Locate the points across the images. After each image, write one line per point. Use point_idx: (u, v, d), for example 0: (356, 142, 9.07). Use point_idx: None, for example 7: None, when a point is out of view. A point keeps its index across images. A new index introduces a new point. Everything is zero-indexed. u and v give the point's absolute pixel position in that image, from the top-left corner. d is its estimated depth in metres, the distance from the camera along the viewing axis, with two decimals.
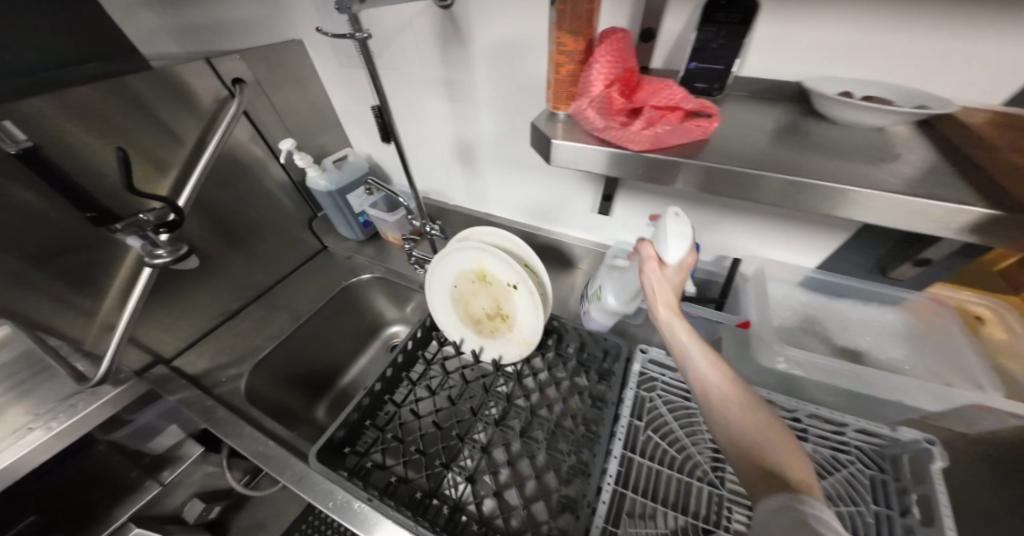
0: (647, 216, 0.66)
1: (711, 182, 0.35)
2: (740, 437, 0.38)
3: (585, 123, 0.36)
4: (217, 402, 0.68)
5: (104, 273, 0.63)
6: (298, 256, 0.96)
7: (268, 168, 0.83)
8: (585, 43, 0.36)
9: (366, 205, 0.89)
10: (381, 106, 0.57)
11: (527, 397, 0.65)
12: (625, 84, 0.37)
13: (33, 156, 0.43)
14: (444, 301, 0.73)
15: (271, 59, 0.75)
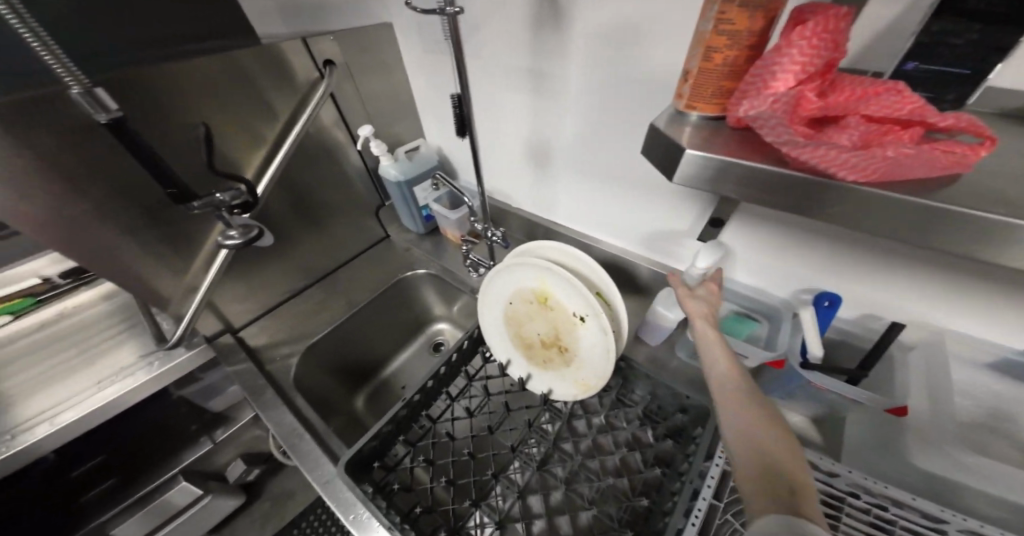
0: (763, 251, 0.52)
1: (929, 230, 0.23)
2: (747, 440, 0.36)
3: (760, 133, 0.25)
4: (267, 382, 0.68)
5: (191, 241, 0.65)
6: (362, 242, 0.96)
7: (344, 152, 0.82)
8: (762, 19, 0.26)
9: (430, 199, 0.89)
10: (463, 95, 0.51)
11: (576, 443, 0.56)
12: (822, 80, 0.25)
13: (119, 127, 0.42)
14: (495, 317, 0.66)
15: (359, 42, 0.75)
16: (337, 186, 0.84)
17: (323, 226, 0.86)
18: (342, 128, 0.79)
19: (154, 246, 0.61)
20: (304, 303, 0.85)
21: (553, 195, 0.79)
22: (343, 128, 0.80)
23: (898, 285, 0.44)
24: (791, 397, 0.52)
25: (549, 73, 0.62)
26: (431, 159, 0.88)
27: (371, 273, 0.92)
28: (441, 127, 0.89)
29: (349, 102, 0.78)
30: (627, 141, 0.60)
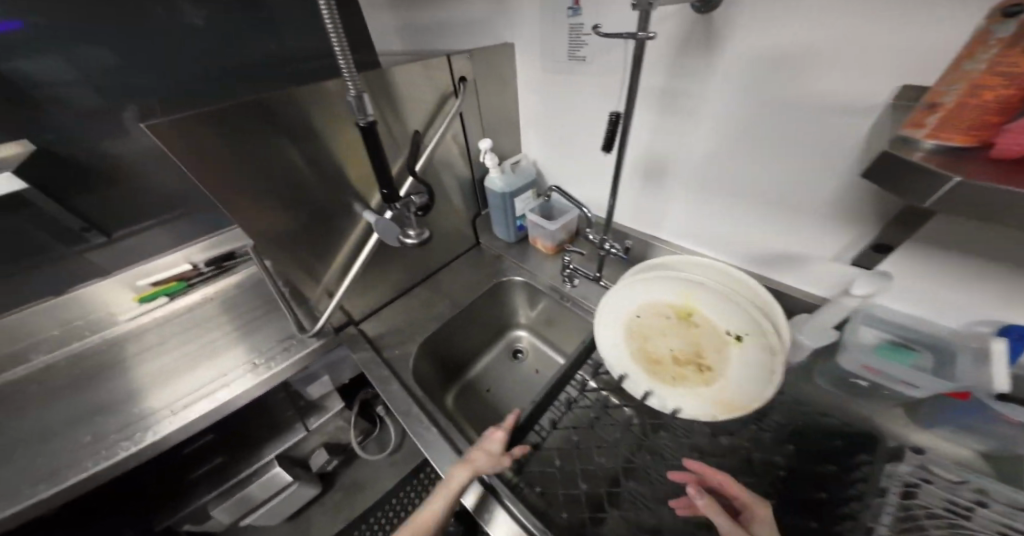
0: (928, 280, 0.52)
1: None
2: None
3: None
4: (390, 374, 0.72)
5: (333, 239, 0.72)
6: (459, 247, 1.00)
7: (457, 162, 0.87)
8: None
9: (528, 209, 0.92)
10: (620, 114, 0.54)
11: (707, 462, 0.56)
12: None
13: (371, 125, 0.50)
14: (617, 328, 0.66)
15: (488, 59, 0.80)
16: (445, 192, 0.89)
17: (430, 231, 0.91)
18: (460, 140, 0.85)
19: (307, 240, 0.68)
20: (409, 302, 0.89)
21: (661, 211, 0.80)
22: (461, 140, 0.85)
23: None
24: (963, 431, 0.51)
25: (686, 93, 0.64)
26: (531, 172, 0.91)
27: (467, 278, 0.95)
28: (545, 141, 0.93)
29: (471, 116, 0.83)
30: (763, 162, 0.61)
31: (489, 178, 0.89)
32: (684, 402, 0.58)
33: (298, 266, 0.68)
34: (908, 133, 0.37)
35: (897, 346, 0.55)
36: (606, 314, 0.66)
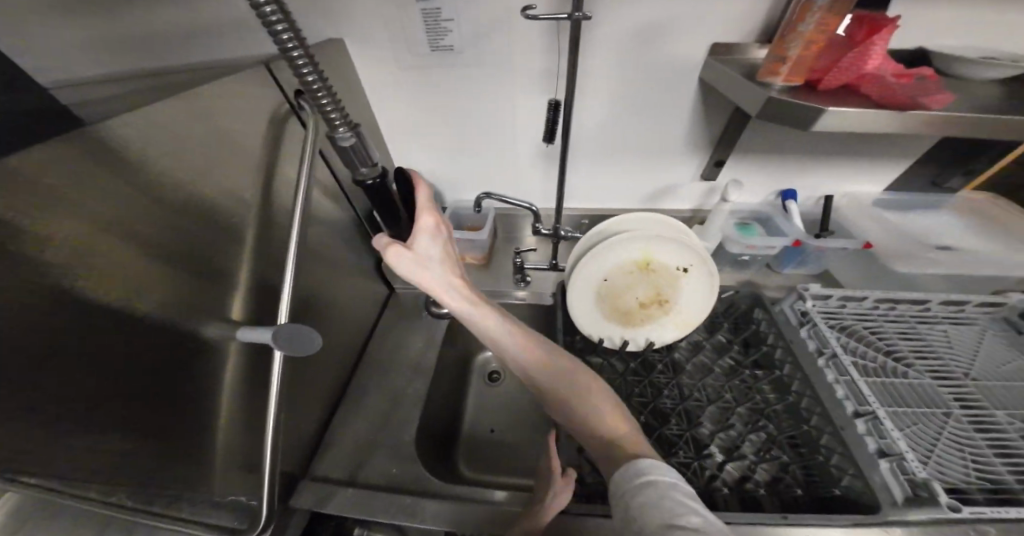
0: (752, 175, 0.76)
1: (947, 126, 0.44)
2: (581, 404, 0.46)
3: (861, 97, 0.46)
4: (413, 495, 0.54)
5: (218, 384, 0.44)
6: (375, 304, 0.80)
7: (330, 206, 0.67)
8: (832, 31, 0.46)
9: (441, 226, 0.81)
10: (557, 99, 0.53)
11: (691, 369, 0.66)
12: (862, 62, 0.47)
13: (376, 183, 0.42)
14: (586, 297, 0.70)
15: (324, 69, 0.63)
16: (329, 249, 0.68)
17: (334, 302, 0.68)
18: (324, 178, 0.65)
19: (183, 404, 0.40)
20: (357, 401, 0.67)
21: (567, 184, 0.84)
22: (326, 176, 0.65)
23: (830, 169, 0.73)
24: (800, 264, 0.77)
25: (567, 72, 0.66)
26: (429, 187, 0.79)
27: (406, 333, 0.78)
28: (422, 150, 0.82)
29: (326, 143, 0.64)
30: (643, 121, 0.71)
31: None
32: (658, 333, 0.71)
33: (186, 455, 0.40)
34: (768, 82, 0.50)
35: (743, 225, 0.77)
36: (573, 300, 0.70)
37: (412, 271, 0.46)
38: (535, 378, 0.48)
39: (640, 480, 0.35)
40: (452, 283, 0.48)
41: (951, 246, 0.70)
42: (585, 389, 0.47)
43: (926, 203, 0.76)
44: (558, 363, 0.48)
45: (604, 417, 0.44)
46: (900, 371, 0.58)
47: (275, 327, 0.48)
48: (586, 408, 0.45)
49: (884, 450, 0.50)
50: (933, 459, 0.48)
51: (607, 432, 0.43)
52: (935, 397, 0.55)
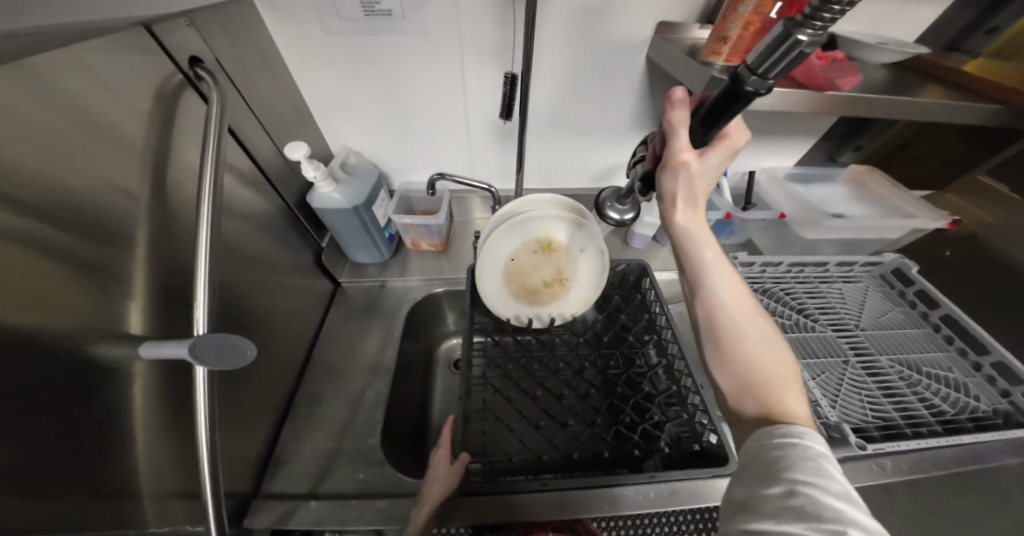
0: None
1: (851, 107, 0.50)
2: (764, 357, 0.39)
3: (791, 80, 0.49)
4: (382, 498, 0.51)
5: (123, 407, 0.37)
6: (321, 301, 0.73)
7: (253, 194, 0.58)
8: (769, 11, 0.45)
9: (389, 212, 0.75)
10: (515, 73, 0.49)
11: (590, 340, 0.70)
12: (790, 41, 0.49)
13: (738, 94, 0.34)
14: (495, 276, 0.69)
15: (229, 30, 0.53)
16: (258, 244, 0.59)
17: (270, 303, 0.60)
18: (242, 163, 0.56)
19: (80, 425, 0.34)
20: (308, 410, 0.61)
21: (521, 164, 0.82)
22: (245, 160, 0.57)
23: (757, 146, 0.80)
24: (730, 236, 0.83)
25: (515, 43, 0.62)
26: (374, 171, 0.72)
27: (358, 330, 0.72)
28: (363, 130, 0.74)
29: (242, 121, 0.55)
30: (592, 98, 0.70)
31: (319, 194, 0.65)
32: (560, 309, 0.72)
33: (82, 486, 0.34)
34: (710, 62, 0.51)
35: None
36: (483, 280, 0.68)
37: (678, 186, 0.43)
38: (721, 323, 0.41)
39: (780, 435, 0.34)
40: (696, 197, 0.43)
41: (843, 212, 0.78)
42: (770, 347, 0.40)
43: (828, 178, 0.85)
44: (741, 316, 0.41)
45: (786, 384, 0.37)
46: (810, 327, 0.67)
47: (192, 340, 0.41)
48: (759, 370, 0.38)
49: (804, 399, 0.57)
50: (839, 403, 0.57)
51: (789, 403, 0.37)
52: (835, 346, 0.64)
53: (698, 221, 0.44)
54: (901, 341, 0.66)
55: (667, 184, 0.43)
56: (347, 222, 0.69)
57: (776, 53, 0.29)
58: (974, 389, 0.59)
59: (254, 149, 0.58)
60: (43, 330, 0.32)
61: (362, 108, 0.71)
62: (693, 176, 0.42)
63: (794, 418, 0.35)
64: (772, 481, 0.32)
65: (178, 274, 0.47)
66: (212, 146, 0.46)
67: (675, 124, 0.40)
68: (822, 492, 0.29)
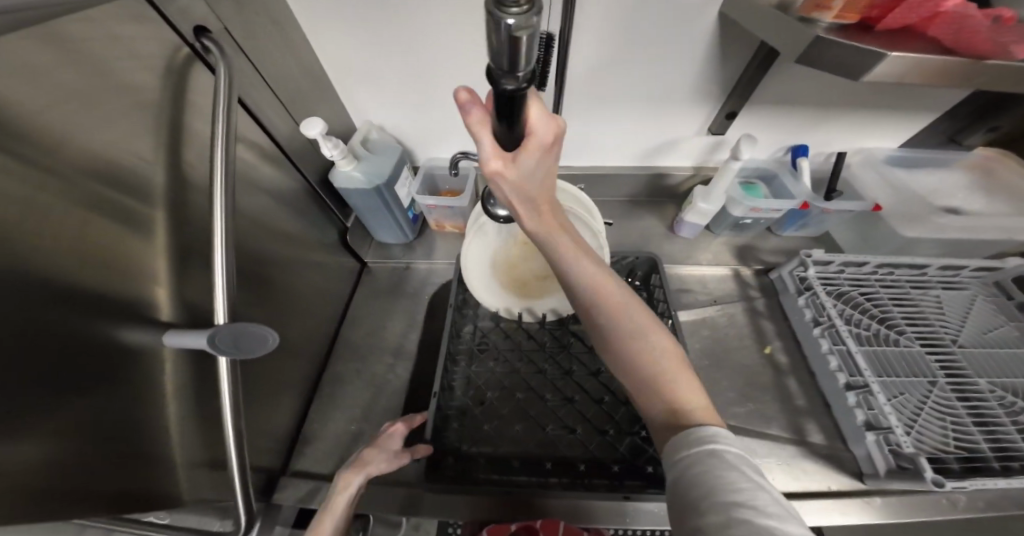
0: (768, 128, 0.66)
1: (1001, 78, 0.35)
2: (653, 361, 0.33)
3: (927, 47, 0.36)
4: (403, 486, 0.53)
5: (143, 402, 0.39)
6: (347, 281, 0.73)
7: (273, 174, 0.56)
8: None
9: (414, 191, 0.70)
10: (552, 33, 0.40)
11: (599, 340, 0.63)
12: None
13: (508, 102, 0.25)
14: (485, 269, 0.65)
15: None
16: (280, 227, 0.58)
17: (295, 286, 0.60)
18: (260, 141, 0.53)
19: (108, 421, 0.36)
20: (334, 390, 0.63)
21: None
22: (263, 137, 0.54)
23: (855, 122, 0.65)
24: (802, 228, 0.71)
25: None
26: (397, 148, 0.67)
27: (383, 312, 0.72)
28: (385, 102, 0.69)
29: (257, 95, 0.52)
30: (647, 63, 0.59)
31: (341, 174, 0.61)
32: (558, 302, 0.65)
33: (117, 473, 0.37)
34: (814, 19, 0.39)
35: (746, 185, 0.70)
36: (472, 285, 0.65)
37: (512, 196, 0.36)
38: (600, 322, 0.36)
39: (697, 444, 0.28)
40: (536, 202, 0.37)
41: (959, 208, 0.63)
42: (654, 337, 0.34)
43: (938, 162, 0.68)
44: (614, 309, 0.35)
45: (672, 376, 0.32)
46: (891, 339, 0.56)
47: (212, 330, 0.41)
48: (651, 361, 0.33)
49: (874, 424, 0.47)
50: (914, 428, 0.47)
51: (692, 400, 0.31)
52: (917, 365, 0.53)
53: (545, 223, 0.38)
54: (1010, 364, 0.53)
55: (506, 195, 0.37)
56: (370, 202, 0.65)
57: (501, 41, 0.19)
58: None
59: (272, 125, 0.55)
60: (68, 332, 0.33)
61: (384, 77, 0.65)
62: (523, 181, 0.34)
63: (690, 410, 0.31)
64: (700, 508, 0.26)
65: (201, 262, 0.46)
66: (223, 127, 0.43)
67: (479, 132, 0.30)
68: (753, 512, 0.24)
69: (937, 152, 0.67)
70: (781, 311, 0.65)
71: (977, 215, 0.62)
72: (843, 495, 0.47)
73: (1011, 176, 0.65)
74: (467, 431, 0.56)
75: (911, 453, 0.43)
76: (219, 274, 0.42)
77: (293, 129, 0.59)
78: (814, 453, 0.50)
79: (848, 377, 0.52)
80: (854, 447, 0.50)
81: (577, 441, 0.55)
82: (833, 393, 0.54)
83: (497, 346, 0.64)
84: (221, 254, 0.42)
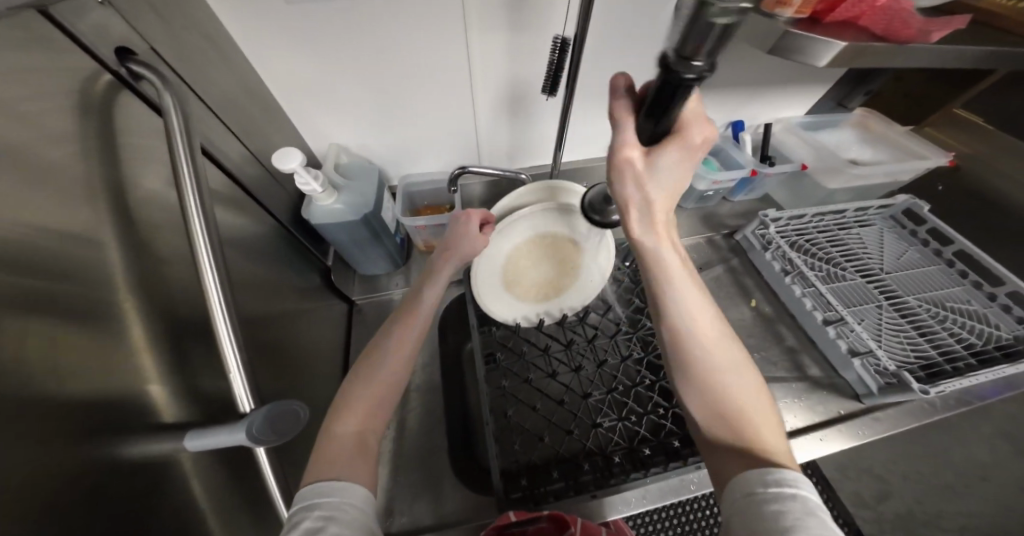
0: (716, 110, 0.74)
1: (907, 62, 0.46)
2: (732, 397, 0.35)
3: (864, 36, 0.44)
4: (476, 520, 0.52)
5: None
6: (338, 324, 0.66)
7: (244, 226, 0.47)
8: None
9: (396, 212, 0.68)
10: (564, 38, 0.43)
11: (619, 326, 0.66)
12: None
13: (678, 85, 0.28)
14: (496, 288, 0.65)
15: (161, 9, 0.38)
16: (266, 285, 0.50)
17: (291, 347, 0.53)
18: (216, 185, 0.43)
19: None
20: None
21: (532, 139, 0.73)
22: (219, 179, 0.44)
23: (778, 98, 0.75)
24: (750, 192, 0.81)
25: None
26: (374, 169, 0.64)
27: None
28: (346, 118, 0.61)
29: (206, 132, 0.43)
30: (616, 61, 0.62)
31: (314, 208, 0.56)
32: (579, 294, 0.66)
33: None
34: (777, 15, 0.44)
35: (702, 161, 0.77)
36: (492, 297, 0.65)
37: (630, 195, 0.36)
38: (687, 349, 0.37)
39: (775, 485, 0.30)
40: (653, 210, 0.37)
41: (855, 159, 0.77)
42: (744, 377, 0.36)
43: (837, 121, 0.81)
44: (710, 342, 0.37)
45: (759, 414, 0.35)
46: (842, 276, 0.73)
47: (246, 420, 0.35)
48: (732, 401, 0.35)
49: (855, 351, 0.62)
50: (885, 346, 0.67)
51: (770, 440, 0.33)
52: (864, 296, 0.72)
53: (657, 239, 0.38)
54: (924, 281, 0.75)
55: (621, 194, 0.37)
56: (355, 234, 0.61)
57: (692, 35, 0.24)
58: (994, 319, 0.69)
59: (228, 167, 0.46)
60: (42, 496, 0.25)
61: (343, 92, 0.57)
62: (648, 182, 0.35)
63: (774, 453, 0.32)
64: None
65: (195, 349, 0.38)
66: (189, 179, 0.34)
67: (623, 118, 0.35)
68: None
69: (829, 115, 0.80)
70: (753, 266, 0.76)
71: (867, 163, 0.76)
72: (849, 417, 0.61)
73: (882, 129, 0.79)
74: (536, 447, 0.57)
75: (895, 370, 0.58)
76: (229, 361, 0.35)
77: (255, 169, 0.51)
78: (812, 385, 0.65)
79: (824, 315, 0.66)
80: (845, 373, 0.64)
81: (631, 429, 0.58)
82: (814, 329, 0.67)
83: (538, 357, 0.64)
84: (225, 339, 0.35)
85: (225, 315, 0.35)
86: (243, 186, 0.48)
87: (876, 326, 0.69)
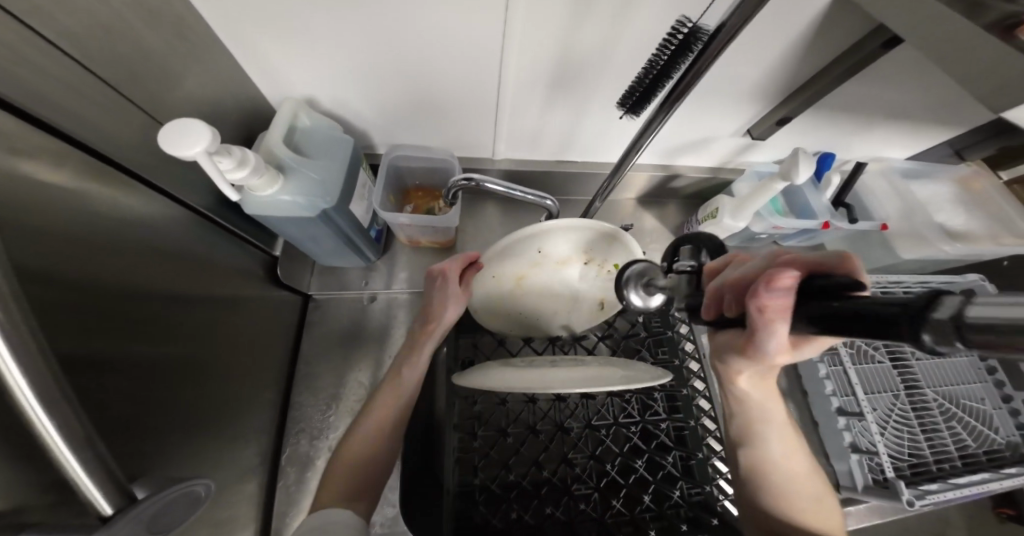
0: (808, 136, 0.57)
1: None
2: (790, 469, 0.41)
3: None
4: None
5: None
6: (285, 326, 0.55)
7: (138, 228, 0.33)
8: None
9: (373, 198, 0.53)
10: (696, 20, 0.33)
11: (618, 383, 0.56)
12: None
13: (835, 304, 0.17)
14: (489, 302, 0.52)
15: None
16: (179, 307, 0.37)
17: (221, 373, 0.42)
18: (70, 168, 0.28)
19: None
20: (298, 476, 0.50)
21: (563, 129, 0.56)
22: (73, 154, 0.28)
23: (882, 138, 0.59)
24: (805, 240, 0.67)
25: None
26: (347, 142, 0.47)
27: (343, 365, 0.57)
28: (319, 66, 0.43)
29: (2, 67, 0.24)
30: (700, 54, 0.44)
31: (241, 198, 0.40)
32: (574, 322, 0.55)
33: None
34: None
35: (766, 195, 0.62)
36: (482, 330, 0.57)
37: (731, 269, 0.26)
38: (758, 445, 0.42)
39: (799, 490, 0.41)
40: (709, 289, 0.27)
41: (954, 228, 0.60)
42: (786, 446, 0.42)
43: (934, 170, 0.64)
44: (782, 445, 0.42)
45: (810, 478, 0.41)
46: (870, 355, 0.62)
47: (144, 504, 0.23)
48: (785, 467, 0.41)
49: (859, 446, 0.55)
50: (899, 442, 0.57)
51: (809, 485, 0.41)
52: (891, 381, 0.61)
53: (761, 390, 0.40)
54: (949, 372, 0.63)
55: (741, 263, 0.26)
56: (308, 228, 0.46)
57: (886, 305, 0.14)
58: (996, 421, 0.60)
59: (74, 130, 0.29)
60: None
61: (317, 36, 0.39)
62: (738, 276, 0.25)
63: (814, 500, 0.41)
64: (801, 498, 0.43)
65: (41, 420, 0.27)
66: None
67: (769, 322, 0.21)
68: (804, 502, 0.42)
69: (927, 165, 0.64)
70: None
71: (958, 234, 0.59)
72: None
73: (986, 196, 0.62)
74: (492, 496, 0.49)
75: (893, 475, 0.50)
76: (75, 473, 0.21)
77: (141, 137, 0.34)
78: None
79: (836, 396, 0.58)
80: (836, 462, 0.58)
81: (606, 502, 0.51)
82: (823, 411, 0.60)
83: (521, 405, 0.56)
84: (83, 476, 0.21)
85: (64, 439, 0.21)
86: (125, 164, 0.33)
87: (884, 417, 0.58)
